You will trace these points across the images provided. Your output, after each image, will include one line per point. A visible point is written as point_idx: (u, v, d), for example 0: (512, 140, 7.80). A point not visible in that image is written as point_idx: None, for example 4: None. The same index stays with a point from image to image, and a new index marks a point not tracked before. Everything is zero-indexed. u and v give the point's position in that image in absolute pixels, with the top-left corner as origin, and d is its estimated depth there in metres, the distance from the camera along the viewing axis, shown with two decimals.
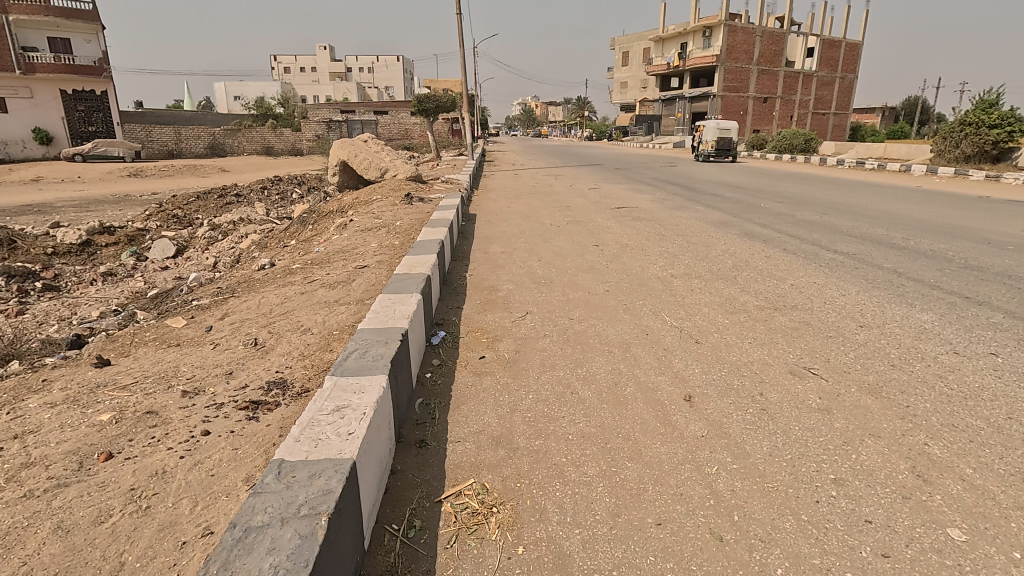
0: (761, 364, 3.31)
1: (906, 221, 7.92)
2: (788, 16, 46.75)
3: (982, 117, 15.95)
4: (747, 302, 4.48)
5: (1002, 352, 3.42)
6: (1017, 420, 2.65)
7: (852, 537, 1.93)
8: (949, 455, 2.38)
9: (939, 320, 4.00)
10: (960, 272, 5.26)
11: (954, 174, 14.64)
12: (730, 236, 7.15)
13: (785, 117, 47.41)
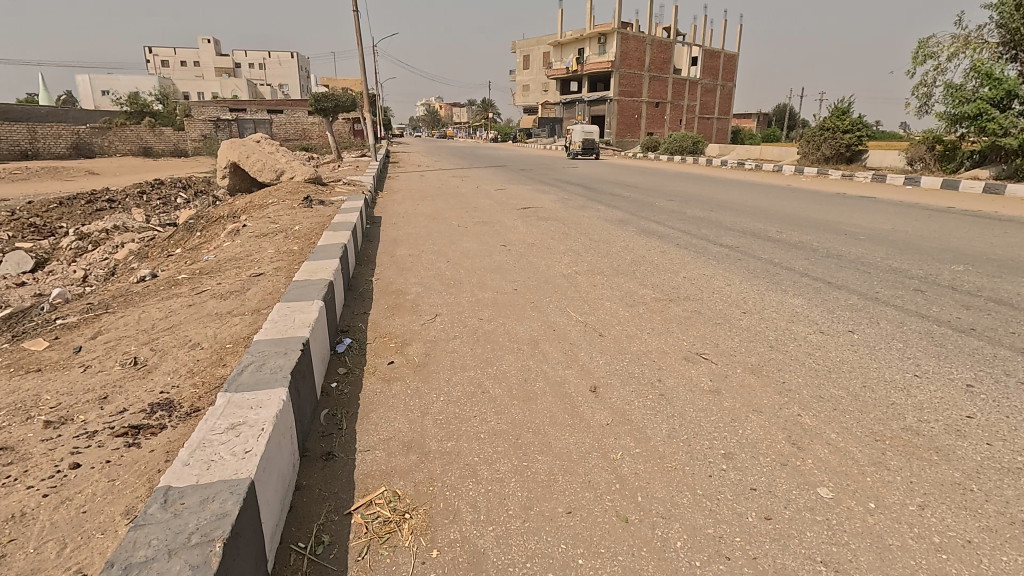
0: (659, 352, 3.53)
1: (779, 216, 8.77)
2: (674, 27, 50.06)
3: (837, 123, 18.03)
4: (644, 294, 4.75)
5: (857, 329, 3.91)
6: (870, 388, 3.04)
7: (740, 505, 2.11)
8: (817, 423, 2.68)
9: (808, 303, 4.49)
10: (823, 260, 5.92)
11: (817, 174, 16.44)
12: (629, 233, 7.53)
13: (675, 121, 50.76)
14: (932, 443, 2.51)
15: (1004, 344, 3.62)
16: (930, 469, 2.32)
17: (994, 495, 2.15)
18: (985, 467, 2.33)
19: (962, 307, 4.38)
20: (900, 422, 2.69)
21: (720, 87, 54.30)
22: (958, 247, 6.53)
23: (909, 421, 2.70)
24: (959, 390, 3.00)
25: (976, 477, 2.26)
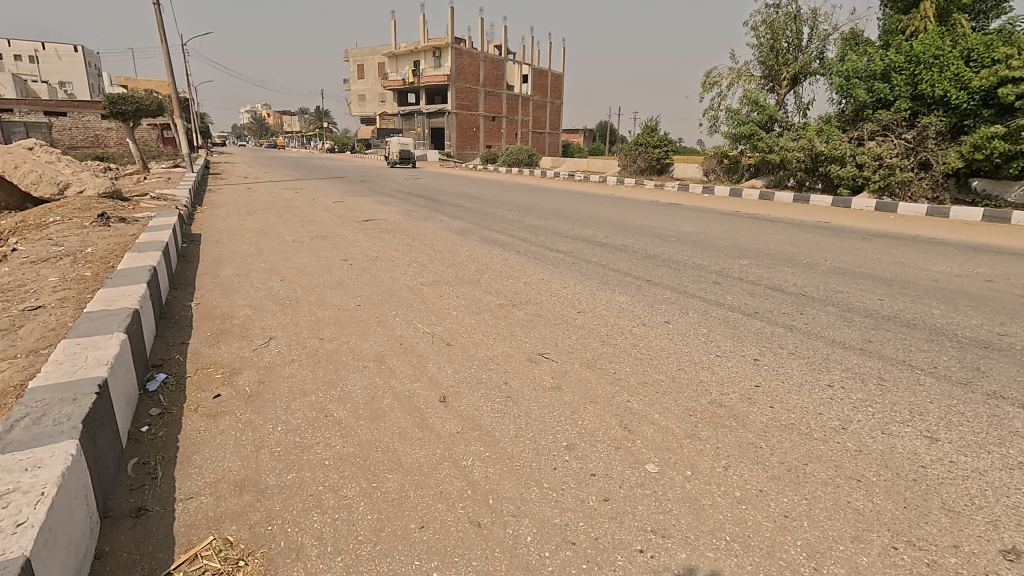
0: (504, 356, 3.65)
1: (605, 223, 9.66)
2: (505, 46, 52.62)
3: (648, 139, 20.40)
4: (489, 301, 4.89)
5: (671, 319, 4.45)
6: (684, 370, 3.47)
7: (581, 491, 2.26)
8: (643, 406, 2.99)
9: (632, 300, 4.99)
10: (643, 260, 6.64)
11: (635, 184, 18.44)
12: (472, 242, 7.70)
13: (511, 134, 53.24)
14: (731, 411, 2.95)
15: (778, 323, 4.40)
16: (731, 434, 2.72)
17: (777, 448, 2.59)
18: (770, 426, 2.80)
19: (748, 294, 5.23)
20: (707, 397, 3.12)
21: (549, 104, 58.26)
22: (743, 244, 7.79)
23: (714, 395, 3.14)
24: (749, 364, 3.58)
25: (764, 435, 2.71)
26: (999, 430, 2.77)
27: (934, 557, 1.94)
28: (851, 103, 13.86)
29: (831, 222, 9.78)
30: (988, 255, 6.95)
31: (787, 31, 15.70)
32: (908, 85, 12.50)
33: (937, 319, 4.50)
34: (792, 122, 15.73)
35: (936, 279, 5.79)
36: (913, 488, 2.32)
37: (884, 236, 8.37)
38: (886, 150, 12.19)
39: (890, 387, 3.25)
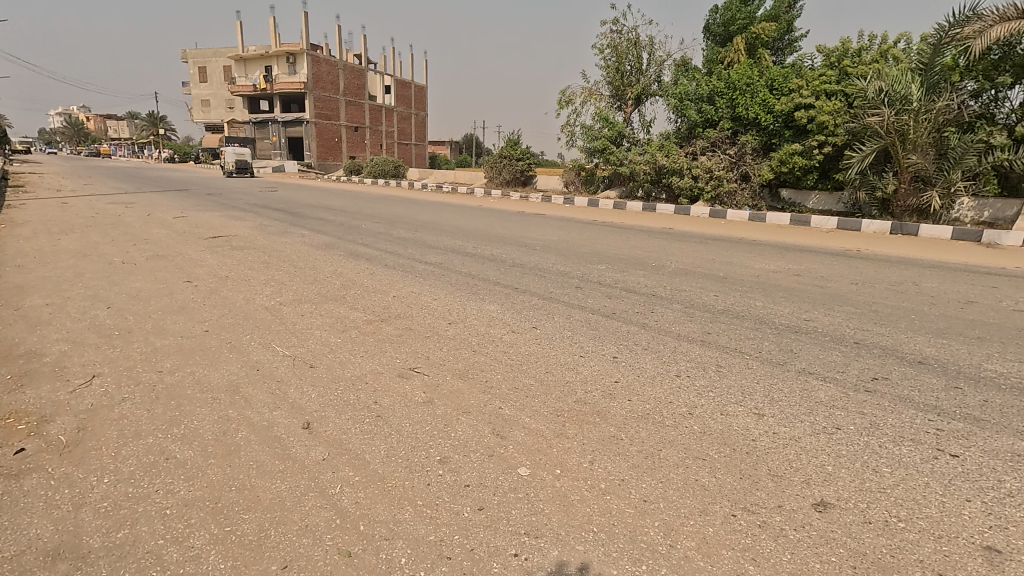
0: (373, 374, 3.52)
1: (474, 233, 9.79)
2: (365, 55, 51.36)
3: (512, 152, 21.12)
4: (356, 318, 4.69)
5: (539, 325, 4.63)
6: (551, 372, 3.63)
7: (456, 504, 2.25)
8: (514, 411, 3.06)
9: (501, 308, 5.10)
10: (510, 269, 6.84)
11: (501, 195, 18.95)
12: (336, 257, 7.36)
13: (375, 145, 51.98)
14: (595, 408, 3.14)
15: (633, 321, 4.78)
16: (596, 430, 2.89)
17: (636, 438, 2.81)
18: (629, 418, 3.03)
19: (607, 297, 5.61)
20: (573, 396, 3.29)
21: (414, 116, 57.88)
22: (601, 250, 8.36)
23: (580, 394, 3.32)
24: (609, 362, 3.84)
25: (624, 428, 2.92)
26: (808, 400, 3.27)
27: (764, 518, 2.23)
28: (685, 122, 15.60)
29: (674, 229, 10.89)
30: (795, 253, 8.20)
31: (629, 55, 17.28)
32: (728, 108, 14.37)
33: (760, 310, 5.20)
34: (637, 138, 17.28)
35: (756, 275, 6.70)
36: (745, 459, 2.64)
37: (716, 240, 9.51)
38: (714, 164, 13.88)
39: (725, 372, 3.68)
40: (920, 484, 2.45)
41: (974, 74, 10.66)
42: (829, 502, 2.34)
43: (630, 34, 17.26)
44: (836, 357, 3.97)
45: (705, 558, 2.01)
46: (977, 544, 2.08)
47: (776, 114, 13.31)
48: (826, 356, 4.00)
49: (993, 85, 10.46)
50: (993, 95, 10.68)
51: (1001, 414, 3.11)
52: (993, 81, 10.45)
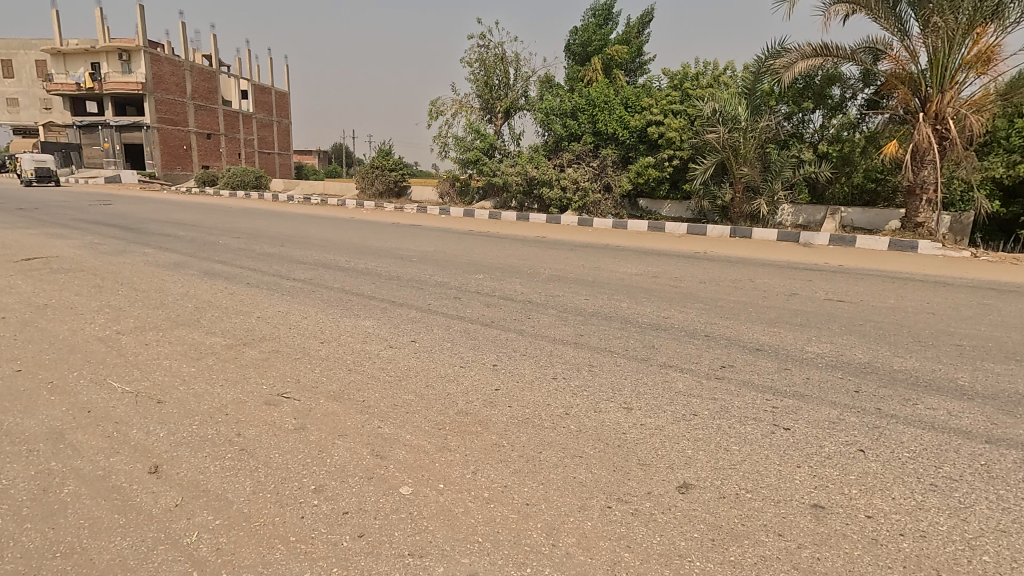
0: (235, 404, 3.22)
1: (347, 246, 9.40)
2: (216, 56, 47.26)
3: (384, 163, 20.66)
4: (213, 343, 4.26)
5: (418, 338, 4.54)
6: (431, 385, 3.58)
7: (333, 534, 2.12)
8: (394, 429, 2.97)
9: (378, 323, 4.93)
10: (387, 283, 6.66)
11: (375, 207, 18.42)
12: (188, 277, 6.64)
13: (232, 154, 47.92)
14: (476, 417, 3.16)
15: (511, 328, 4.89)
16: (478, 439, 2.92)
17: (517, 444, 2.88)
18: (509, 424, 3.09)
19: (485, 306, 5.69)
20: (455, 408, 3.28)
21: (276, 123, 54.31)
22: (478, 260, 8.47)
23: (461, 404, 3.33)
24: (489, 371, 3.88)
25: (506, 435, 2.97)
26: (669, 391, 3.58)
27: (635, 506, 2.38)
28: (551, 136, 16.39)
29: (546, 237, 11.37)
30: (653, 257, 8.95)
31: (497, 70, 17.80)
32: (590, 123, 15.35)
33: (625, 310, 5.60)
34: (508, 150, 17.82)
35: (621, 278, 7.21)
36: (617, 453, 2.82)
37: (585, 246, 10.08)
38: (580, 176, 14.73)
39: (597, 371, 3.90)
40: (761, 457, 2.79)
41: (787, 99, 12.41)
42: (691, 483, 2.56)
43: (496, 50, 17.80)
44: (691, 350, 4.39)
45: (585, 553, 2.10)
46: (806, 503, 2.41)
47: (632, 130, 14.45)
48: (683, 349, 4.41)
49: (801, 109, 12.29)
50: (801, 118, 12.56)
51: (819, 388, 3.66)
52: (800, 106, 12.28)
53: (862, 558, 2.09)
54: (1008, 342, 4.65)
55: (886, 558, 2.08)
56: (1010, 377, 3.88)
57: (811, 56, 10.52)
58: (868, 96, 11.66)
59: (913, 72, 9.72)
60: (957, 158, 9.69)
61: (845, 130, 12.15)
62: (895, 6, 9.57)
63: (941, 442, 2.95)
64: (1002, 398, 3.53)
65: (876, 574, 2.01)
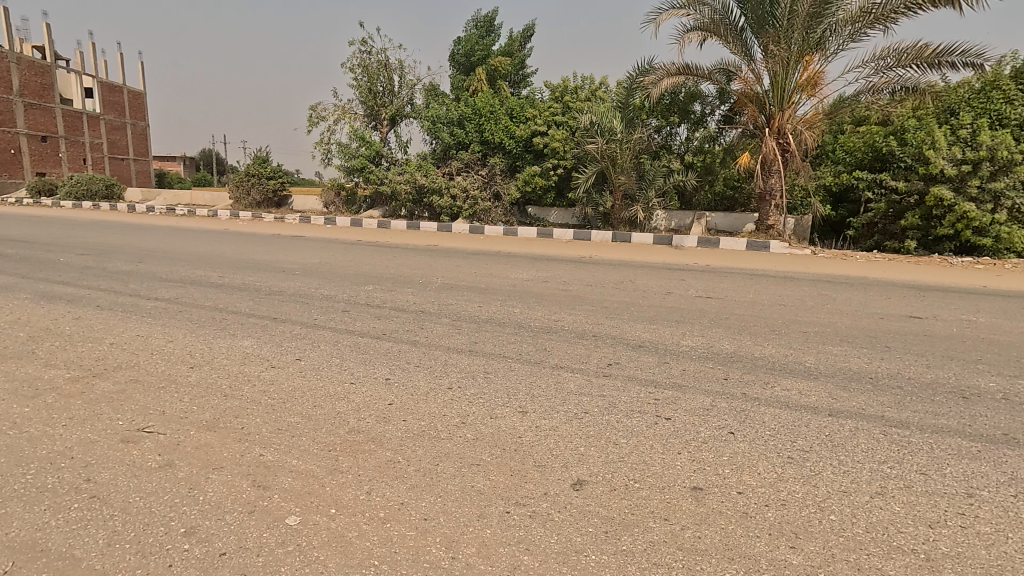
0: (84, 445, 2.81)
1: (220, 261, 8.63)
2: (50, 49, 41.40)
3: (260, 170, 19.30)
4: (54, 377, 3.69)
5: (304, 356, 4.28)
6: (319, 405, 3.39)
7: None
8: (279, 455, 2.77)
9: (257, 342, 4.58)
10: (267, 298, 6.20)
11: (251, 217, 17.13)
12: (20, 302, 5.71)
13: (76, 160, 42.17)
14: (369, 435, 3.05)
15: (404, 340, 4.78)
16: (370, 458, 2.81)
17: (412, 458, 2.81)
18: (404, 439, 3.02)
19: (375, 318, 5.51)
20: (345, 427, 3.14)
21: (130, 126, 48.69)
22: (367, 271, 8.19)
23: (352, 423, 3.19)
24: (382, 385, 3.75)
25: (401, 450, 2.90)
26: (561, 392, 3.69)
27: (533, 508, 2.43)
28: (439, 144, 16.33)
29: (438, 245, 11.28)
30: (544, 263, 9.23)
31: (381, 77, 17.41)
32: (477, 132, 15.53)
33: (518, 315, 5.71)
34: (395, 158, 17.48)
35: (513, 284, 7.33)
36: (514, 457, 2.86)
37: (476, 254, 10.13)
38: (470, 184, 14.79)
39: (492, 377, 3.93)
40: (646, 447, 2.96)
41: (655, 113, 13.57)
42: (584, 479, 2.66)
43: (379, 56, 17.42)
44: (580, 350, 4.58)
45: (484, 561, 2.10)
46: (687, 487, 2.60)
47: (517, 140, 14.94)
48: (573, 350, 4.58)
49: (668, 123, 13.47)
50: (668, 131, 13.72)
51: (694, 378, 3.98)
52: (667, 120, 13.43)
53: (735, 531, 2.29)
54: (841, 327, 5.38)
55: (755, 529, 2.30)
56: (845, 357, 4.49)
57: (675, 74, 11.48)
58: (724, 112, 12.98)
59: (759, 92, 10.98)
60: (797, 168, 11.07)
61: (707, 143, 13.42)
62: (742, 33, 10.75)
63: (795, 418, 3.33)
64: (839, 375, 4.07)
65: (748, 545, 2.21)
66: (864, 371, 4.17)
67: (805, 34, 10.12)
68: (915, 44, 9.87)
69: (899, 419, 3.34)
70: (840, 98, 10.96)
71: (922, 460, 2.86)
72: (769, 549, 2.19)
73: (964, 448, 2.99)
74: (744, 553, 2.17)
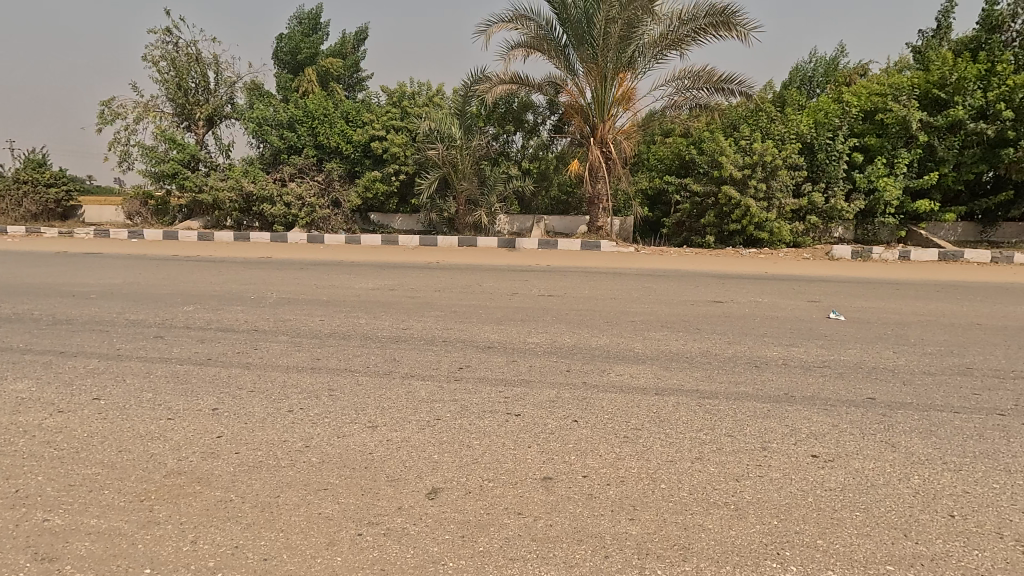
0: None
1: None
2: None
3: (35, 176, 16.02)
4: None
5: (104, 394, 3.63)
6: (127, 450, 2.89)
7: None
8: (70, 518, 2.33)
9: (38, 384, 3.77)
10: (50, 329, 5.15)
11: (26, 233, 14.13)
12: None
13: None
14: (193, 476, 2.68)
15: (233, 363, 4.30)
16: (194, 502, 2.49)
17: (248, 494, 2.54)
18: (237, 473, 2.71)
19: (197, 342, 4.87)
20: (162, 471, 2.72)
21: None
22: (185, 289, 7.23)
23: (171, 464, 2.78)
24: (207, 417, 3.33)
25: (234, 486, 2.60)
26: (413, 401, 3.61)
27: (387, 526, 2.34)
28: (268, 148, 15.06)
29: (271, 257, 10.37)
30: (390, 270, 8.97)
31: (192, 72, 15.53)
32: (310, 136, 14.62)
33: (364, 326, 5.47)
34: (215, 162, 15.73)
35: (358, 294, 7.02)
36: (365, 474, 2.72)
37: (316, 265, 9.50)
38: (305, 191, 13.77)
39: (338, 395, 3.69)
40: (497, 446, 3.02)
41: (492, 121, 14.03)
42: (439, 487, 2.63)
43: (189, 49, 15.53)
44: (431, 357, 4.53)
45: None
46: (539, 478, 2.71)
47: (355, 145, 14.40)
48: (423, 357, 4.52)
49: (504, 131, 14.01)
50: (505, 139, 14.26)
51: (540, 373, 4.17)
52: (503, 128, 13.97)
53: (582, 514, 2.44)
54: (661, 314, 6.07)
55: (600, 508, 2.48)
56: (667, 341, 5.05)
57: (508, 84, 11.97)
58: (554, 122, 13.85)
59: (583, 105, 11.90)
60: (619, 174, 12.24)
61: (541, 151, 14.19)
62: (564, 48, 11.57)
63: (629, 401, 3.66)
64: (662, 357, 4.58)
65: (595, 525, 2.37)
66: (682, 352, 4.74)
67: (618, 53, 11.22)
68: (704, 68, 11.52)
69: (710, 391, 3.85)
70: (649, 112, 12.34)
71: (729, 424, 3.32)
72: (612, 525, 2.37)
73: (758, 409, 3.54)
74: (591, 533, 2.32)
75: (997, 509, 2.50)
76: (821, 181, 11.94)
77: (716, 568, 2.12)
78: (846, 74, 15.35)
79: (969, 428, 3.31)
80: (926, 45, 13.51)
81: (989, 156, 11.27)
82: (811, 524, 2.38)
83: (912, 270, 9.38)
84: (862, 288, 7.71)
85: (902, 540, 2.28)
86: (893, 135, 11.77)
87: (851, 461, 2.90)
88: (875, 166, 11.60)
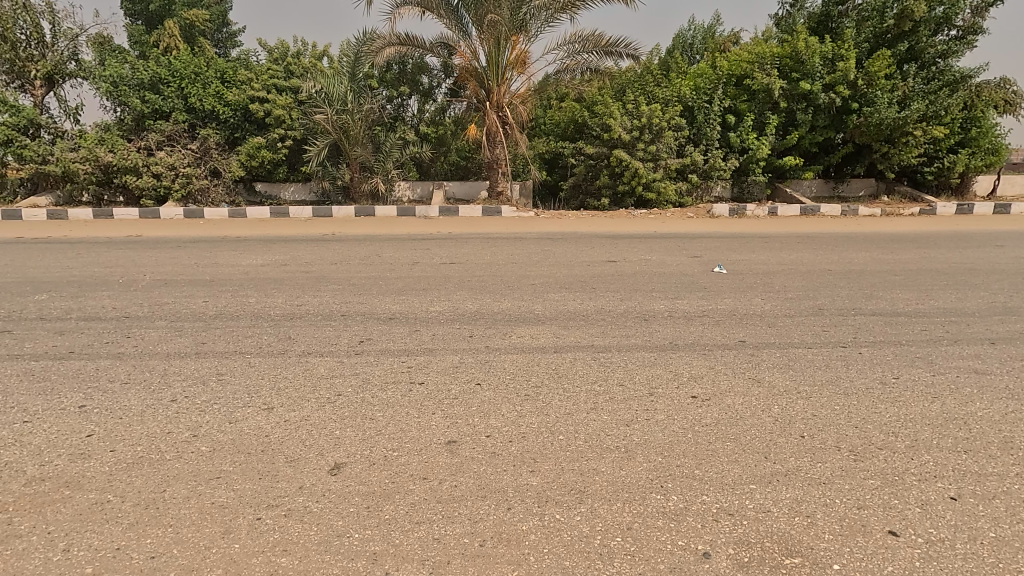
0: None
1: None
2: None
3: None
4: None
5: None
6: None
7: None
8: None
9: None
10: None
11: None
12: None
13: None
14: (61, 480, 2.44)
15: (102, 355, 3.88)
16: (63, 507, 2.27)
17: (129, 492, 2.36)
18: (114, 473, 2.49)
19: (54, 334, 4.33)
20: (20, 479, 2.45)
21: None
22: (34, 276, 6.36)
23: (32, 471, 2.51)
24: (74, 415, 3.01)
25: (112, 487, 2.40)
26: (311, 378, 3.51)
27: (287, 507, 2.29)
28: (127, 112, 13.32)
29: (140, 236, 9.36)
30: (283, 245, 8.46)
31: (19, 20, 13.20)
32: (179, 97, 13.18)
33: (254, 305, 5.15)
34: (62, 129, 13.78)
35: (245, 271, 6.60)
36: (260, 458, 2.62)
37: (195, 242, 8.74)
38: (178, 160, 12.30)
39: (228, 378, 3.49)
40: (402, 415, 3.03)
41: (386, 83, 13.36)
42: (342, 462, 2.60)
43: None
44: (329, 333, 4.38)
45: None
46: (443, 443, 2.76)
47: (233, 107, 13.22)
48: (321, 334, 4.35)
49: (399, 94, 13.39)
50: (399, 102, 13.62)
51: (443, 341, 4.19)
52: (398, 90, 13.36)
53: (485, 470, 2.54)
54: (560, 276, 6.28)
55: (502, 464, 2.59)
56: (564, 301, 5.27)
57: (397, 45, 11.45)
58: (448, 85, 13.52)
59: (477, 67, 11.68)
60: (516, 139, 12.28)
61: (437, 115, 13.77)
62: (455, 10, 11.27)
63: (530, 360, 3.80)
64: (561, 318, 4.76)
65: (501, 480, 2.47)
66: (578, 310, 4.98)
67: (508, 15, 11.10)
68: (593, 32, 11.68)
69: (603, 345, 4.10)
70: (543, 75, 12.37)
71: (620, 374, 3.57)
72: (514, 478, 2.49)
73: (646, 358, 3.84)
74: (494, 488, 2.42)
75: (836, 427, 2.93)
76: (701, 144, 12.73)
77: (608, 506, 2.31)
78: (721, 42, 16.42)
79: (818, 360, 3.83)
80: (788, 19, 14.64)
81: (836, 122, 12.79)
82: (689, 458, 2.64)
83: (777, 224, 10.44)
84: (736, 242, 8.44)
85: (764, 462, 2.62)
86: (760, 101, 12.78)
87: (724, 398, 3.24)
88: (746, 128, 12.60)
